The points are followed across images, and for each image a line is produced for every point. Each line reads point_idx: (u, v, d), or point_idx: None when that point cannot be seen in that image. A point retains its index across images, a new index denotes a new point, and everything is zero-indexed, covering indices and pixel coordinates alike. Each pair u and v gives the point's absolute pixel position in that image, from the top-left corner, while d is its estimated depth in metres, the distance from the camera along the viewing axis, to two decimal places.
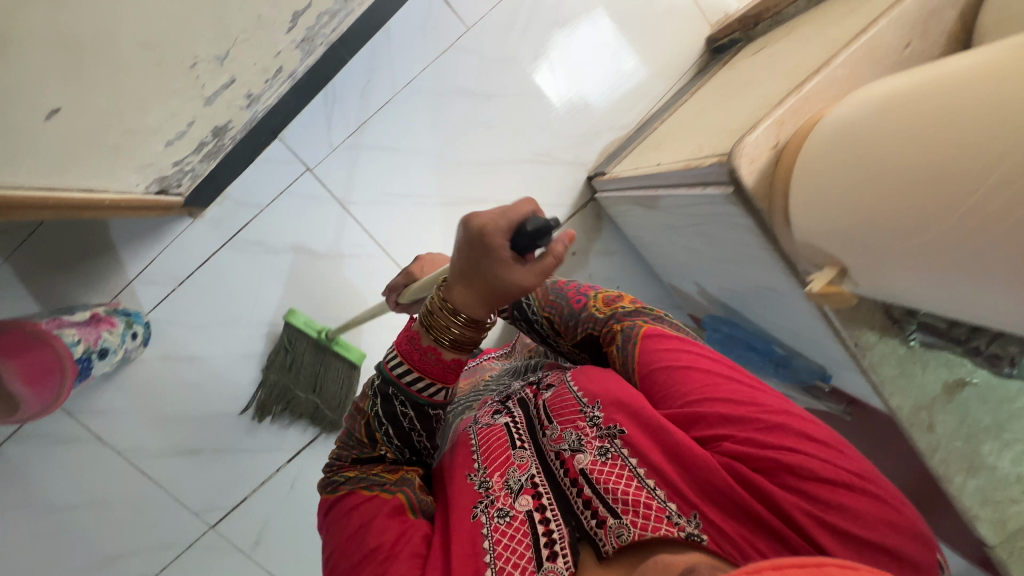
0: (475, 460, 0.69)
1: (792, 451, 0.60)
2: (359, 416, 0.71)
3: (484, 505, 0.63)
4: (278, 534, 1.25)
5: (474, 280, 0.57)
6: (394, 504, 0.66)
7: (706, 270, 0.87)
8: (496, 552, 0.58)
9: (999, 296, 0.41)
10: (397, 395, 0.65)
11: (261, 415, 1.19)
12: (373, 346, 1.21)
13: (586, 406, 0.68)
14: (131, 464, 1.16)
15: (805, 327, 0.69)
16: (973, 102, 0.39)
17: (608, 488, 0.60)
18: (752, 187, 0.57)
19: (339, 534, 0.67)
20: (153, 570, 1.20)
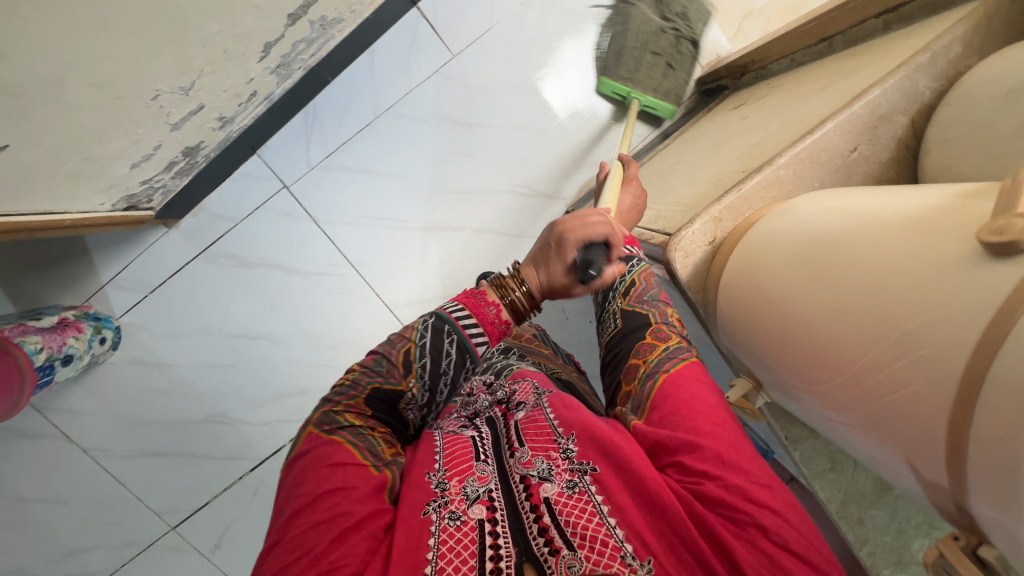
0: (437, 460, 0.64)
1: (772, 512, 0.56)
2: (401, 343, 0.72)
3: (437, 505, 0.59)
4: (237, 542, 1.26)
5: (555, 264, 0.70)
6: (380, 481, 0.63)
7: None
8: (440, 552, 0.54)
9: (883, 440, 0.42)
10: (450, 330, 0.70)
11: (226, 424, 1.20)
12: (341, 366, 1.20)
13: (560, 436, 0.65)
14: (97, 463, 1.19)
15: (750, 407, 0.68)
16: (893, 248, 0.41)
17: (569, 521, 0.56)
18: (688, 280, 0.60)
19: (313, 481, 0.61)
20: (114, 565, 1.24)
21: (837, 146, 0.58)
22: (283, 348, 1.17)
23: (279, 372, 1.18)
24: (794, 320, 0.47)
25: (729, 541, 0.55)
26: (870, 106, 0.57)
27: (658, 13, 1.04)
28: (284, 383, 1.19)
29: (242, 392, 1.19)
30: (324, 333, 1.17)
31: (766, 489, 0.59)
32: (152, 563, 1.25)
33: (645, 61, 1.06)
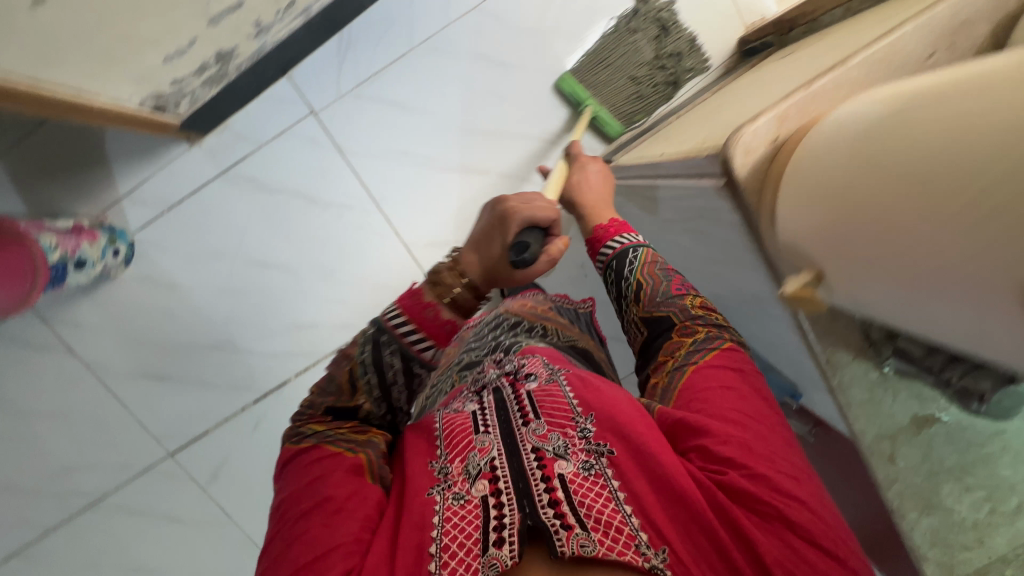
0: (438, 446, 0.65)
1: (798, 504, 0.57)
2: (344, 361, 0.69)
3: (441, 487, 0.60)
4: (235, 473, 1.26)
5: (496, 252, 0.65)
6: (355, 462, 0.65)
7: (694, 272, 0.83)
8: (444, 529, 0.55)
9: (972, 313, 0.38)
10: (390, 344, 0.64)
11: (233, 353, 1.19)
12: (353, 304, 1.18)
13: (579, 416, 0.64)
14: (100, 380, 1.18)
15: (781, 343, 0.66)
16: (984, 93, 0.35)
17: (583, 502, 0.55)
18: (745, 181, 0.51)
19: (295, 481, 0.64)
20: (111, 485, 1.24)
21: (913, 56, 0.55)
22: (295, 279, 1.16)
23: (290, 302, 1.17)
24: (810, 196, 0.47)
25: (749, 531, 0.55)
26: (950, 14, 0.54)
27: (653, 50, 1.05)
28: (295, 314, 1.18)
29: (252, 320, 1.17)
30: (339, 269, 1.16)
31: (788, 479, 0.60)
32: (149, 487, 1.25)
33: (620, 83, 1.08)
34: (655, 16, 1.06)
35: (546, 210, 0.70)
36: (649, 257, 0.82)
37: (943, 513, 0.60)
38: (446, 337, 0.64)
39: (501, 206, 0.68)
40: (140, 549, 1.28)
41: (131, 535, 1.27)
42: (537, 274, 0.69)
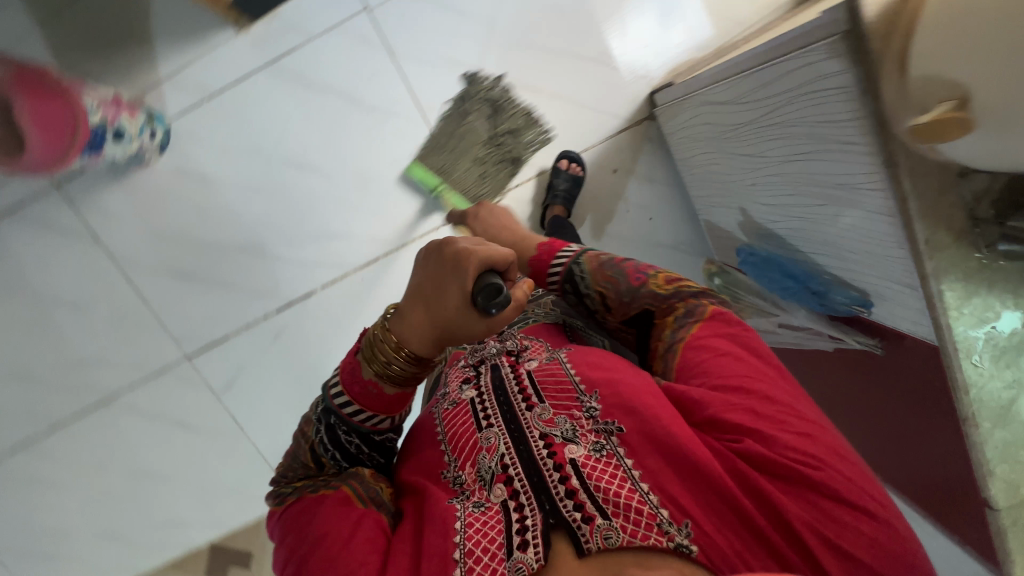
0: (446, 453, 0.63)
1: (816, 465, 0.53)
2: (303, 438, 0.66)
3: (460, 498, 0.58)
4: (250, 384, 1.23)
5: (439, 318, 0.59)
6: (340, 495, 0.60)
7: (758, 188, 0.80)
8: (467, 536, 0.53)
9: None
10: (340, 424, 0.62)
11: (260, 257, 1.16)
12: (388, 217, 1.14)
13: (583, 395, 0.62)
14: (122, 272, 1.15)
15: (856, 246, 0.63)
16: None
17: (599, 486, 0.54)
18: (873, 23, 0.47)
19: (288, 540, 0.60)
20: (124, 384, 1.22)
21: None
22: (331, 184, 1.12)
23: (324, 209, 1.14)
24: None
25: (775, 497, 0.52)
26: None
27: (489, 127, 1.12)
28: (327, 222, 1.14)
29: (282, 224, 1.14)
30: (377, 179, 1.12)
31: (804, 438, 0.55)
32: (163, 390, 1.23)
33: (463, 165, 1.11)
34: (485, 96, 1.11)
35: (505, 253, 0.60)
36: (596, 261, 0.75)
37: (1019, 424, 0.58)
38: (397, 401, 0.64)
39: (442, 256, 0.60)
40: (149, 454, 1.27)
41: (141, 438, 1.25)
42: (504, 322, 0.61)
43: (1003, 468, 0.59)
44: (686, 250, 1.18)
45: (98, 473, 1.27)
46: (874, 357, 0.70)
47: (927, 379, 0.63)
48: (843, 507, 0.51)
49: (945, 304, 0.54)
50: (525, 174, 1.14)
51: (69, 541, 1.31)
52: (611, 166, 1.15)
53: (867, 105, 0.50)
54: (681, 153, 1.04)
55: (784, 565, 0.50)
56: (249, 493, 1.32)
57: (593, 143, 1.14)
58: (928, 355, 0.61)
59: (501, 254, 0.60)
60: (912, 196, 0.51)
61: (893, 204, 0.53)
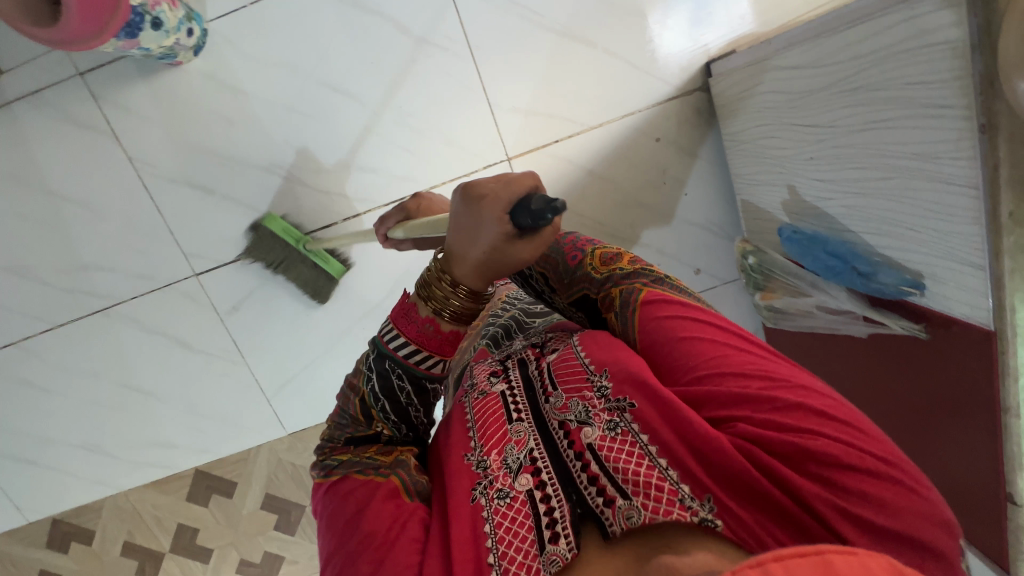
0: (471, 437, 0.61)
1: (812, 436, 0.50)
2: (353, 395, 0.64)
3: (483, 487, 0.56)
4: (256, 311, 1.21)
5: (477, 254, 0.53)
6: (389, 487, 0.59)
7: (815, 162, 0.78)
8: (498, 537, 0.53)
9: None
10: (394, 368, 0.60)
11: (283, 180, 1.12)
12: (420, 157, 1.11)
13: (593, 374, 0.59)
14: (139, 178, 1.12)
15: (919, 222, 0.62)
16: None
17: (617, 467, 0.53)
18: None
19: (333, 528, 0.59)
20: (126, 294, 1.18)
21: None
22: (367, 114, 1.09)
23: (356, 139, 1.10)
24: None
25: (796, 479, 0.49)
26: None
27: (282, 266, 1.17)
28: (358, 153, 1.11)
29: (310, 148, 1.10)
30: (414, 114, 1.09)
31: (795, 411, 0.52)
32: (166, 305, 1.20)
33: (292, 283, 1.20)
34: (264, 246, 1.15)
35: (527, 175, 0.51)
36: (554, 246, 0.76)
37: None
38: (450, 343, 0.60)
39: (462, 196, 0.52)
40: (144, 369, 1.24)
41: (139, 352, 1.22)
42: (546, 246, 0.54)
43: None
44: (714, 230, 1.18)
45: (89, 382, 1.24)
46: (919, 344, 0.68)
47: (972, 372, 0.61)
48: (867, 479, 0.48)
49: (1015, 283, 0.53)
50: (564, 131, 1.11)
51: (52, 447, 1.28)
52: (655, 134, 1.12)
53: (978, 60, 0.49)
54: (731, 127, 1.02)
55: (808, 537, 0.48)
56: (241, 424, 1.30)
57: (640, 108, 1.11)
58: (976, 344, 0.59)
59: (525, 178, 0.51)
60: (1004, 163, 0.49)
61: (982, 173, 0.51)
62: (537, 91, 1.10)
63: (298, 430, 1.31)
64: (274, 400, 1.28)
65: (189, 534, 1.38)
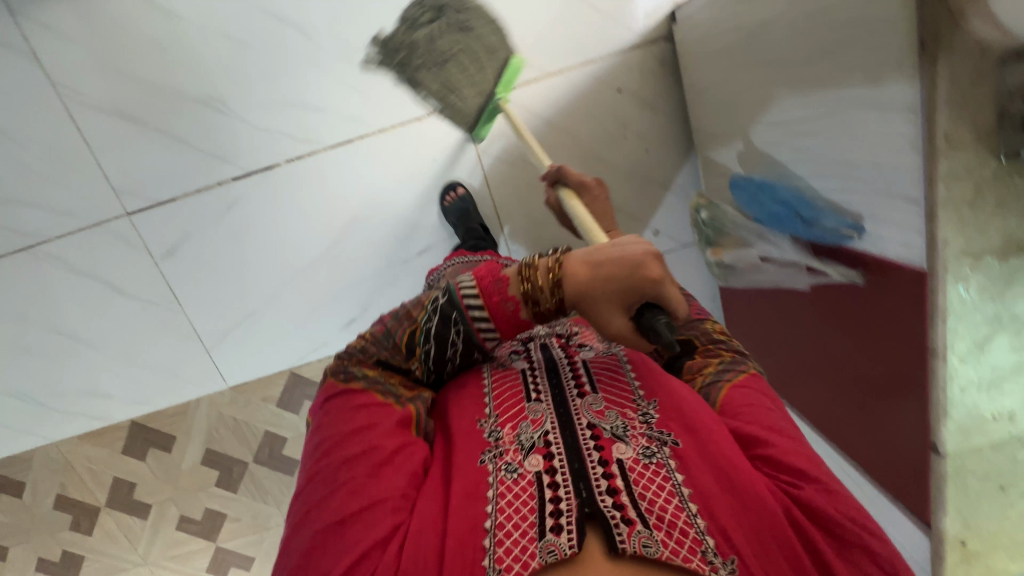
0: (487, 406, 0.65)
1: (877, 536, 0.52)
2: (407, 323, 0.67)
3: (492, 455, 0.59)
4: (194, 256, 1.14)
5: (591, 295, 0.59)
6: (404, 415, 0.65)
7: (768, 104, 0.75)
8: (499, 506, 0.54)
9: None
10: (459, 325, 0.62)
11: (223, 115, 1.06)
12: (369, 97, 1.06)
13: (641, 400, 0.64)
14: (62, 104, 1.03)
15: (862, 158, 0.59)
16: None
17: (644, 494, 0.53)
18: None
19: (338, 423, 0.63)
20: (51, 232, 1.11)
21: None
22: (313, 48, 1.04)
23: (301, 76, 1.05)
24: None
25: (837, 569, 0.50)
26: None
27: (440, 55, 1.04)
28: (303, 90, 1.05)
29: (254, 81, 1.04)
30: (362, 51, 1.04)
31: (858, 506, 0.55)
32: (97, 245, 1.12)
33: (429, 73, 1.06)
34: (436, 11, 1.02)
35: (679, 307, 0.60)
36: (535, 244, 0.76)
37: (991, 364, 0.55)
38: (516, 329, 0.62)
39: (636, 262, 0.58)
40: (74, 313, 1.17)
41: (68, 295, 1.15)
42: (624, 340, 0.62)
43: (963, 409, 0.57)
44: (675, 190, 1.14)
45: (14, 325, 1.17)
46: (855, 290, 0.66)
47: (905, 317, 0.59)
48: None
49: (948, 214, 0.50)
50: (523, 76, 1.07)
51: None
52: (615, 84, 1.08)
53: None
54: (694, 77, 0.98)
55: None
56: (179, 375, 1.24)
57: (603, 55, 1.06)
58: (910, 285, 0.57)
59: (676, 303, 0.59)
60: (942, 77, 0.46)
61: (921, 94, 0.48)
62: (494, 31, 1.05)
63: (240, 384, 1.27)
64: (214, 351, 1.23)
65: (125, 489, 1.33)
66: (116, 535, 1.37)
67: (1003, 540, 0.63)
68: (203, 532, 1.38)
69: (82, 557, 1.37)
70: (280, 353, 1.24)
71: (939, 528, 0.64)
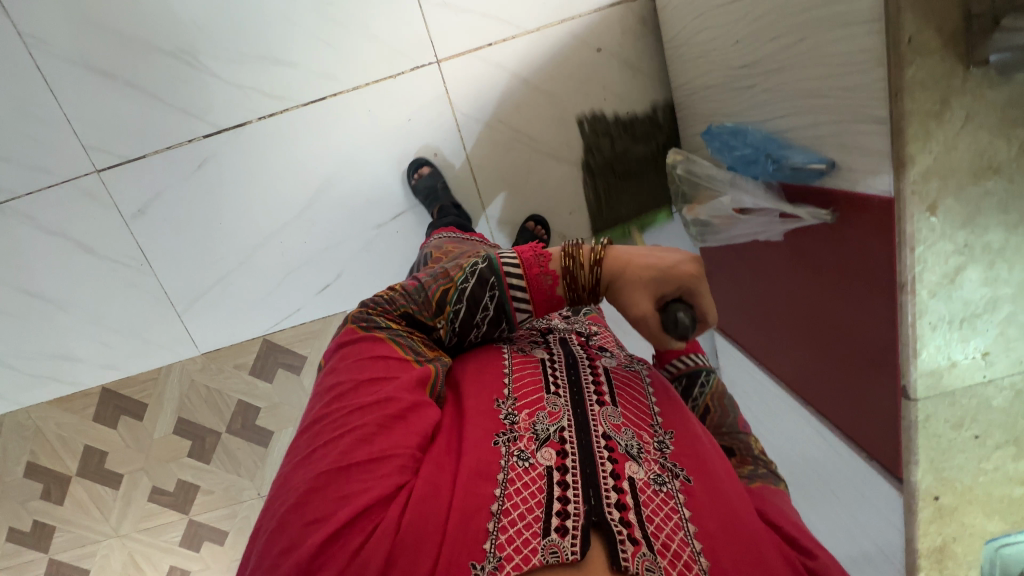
0: (506, 387, 0.60)
1: None
2: (443, 280, 0.65)
3: (506, 438, 0.54)
4: (166, 216, 1.13)
5: (631, 279, 0.60)
6: (422, 374, 0.60)
7: (742, 45, 0.72)
8: (507, 492, 0.50)
9: None
10: (495, 287, 0.62)
11: (193, 69, 1.04)
12: (341, 52, 1.04)
13: (657, 427, 0.60)
14: (29, 55, 1.02)
15: (830, 84, 0.56)
16: None
17: (650, 517, 0.50)
18: None
19: (354, 369, 0.59)
20: (19, 188, 1.09)
21: None
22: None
23: (272, 29, 1.03)
24: None
25: None
26: None
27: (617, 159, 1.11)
28: (275, 45, 1.03)
29: (224, 33, 1.02)
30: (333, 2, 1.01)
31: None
32: (66, 203, 1.11)
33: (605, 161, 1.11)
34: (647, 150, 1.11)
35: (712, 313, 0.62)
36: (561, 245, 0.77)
37: (962, 299, 0.52)
38: (546, 309, 0.63)
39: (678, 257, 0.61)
40: (43, 273, 1.15)
41: (37, 254, 1.14)
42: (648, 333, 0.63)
43: (933, 348, 0.54)
44: (656, 155, 1.12)
45: None
46: (827, 231, 0.63)
47: (871, 250, 0.57)
48: None
49: (915, 129, 0.47)
50: (499, 33, 1.04)
51: None
52: (595, 43, 1.05)
53: None
54: (672, 32, 0.95)
55: None
56: (151, 340, 1.22)
57: (582, 12, 1.04)
58: (881, 214, 0.53)
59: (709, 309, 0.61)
60: None
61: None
62: None
63: (212, 350, 1.24)
64: (187, 316, 1.21)
65: (97, 458, 1.31)
66: (88, 505, 1.35)
67: (975, 494, 0.60)
68: (175, 504, 1.36)
69: (53, 528, 1.36)
70: (254, 318, 1.22)
71: (910, 482, 0.61)
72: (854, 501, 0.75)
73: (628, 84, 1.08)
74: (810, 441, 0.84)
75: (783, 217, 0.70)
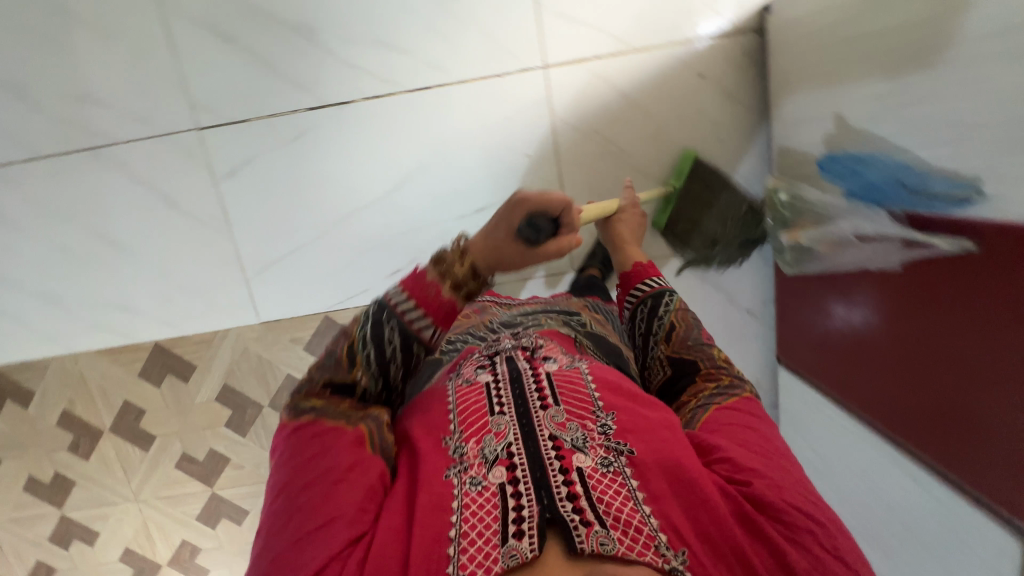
0: (452, 422, 0.63)
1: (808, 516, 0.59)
2: (345, 337, 0.67)
3: (458, 469, 0.58)
4: (254, 180, 1.14)
5: (493, 243, 0.65)
6: (357, 435, 0.63)
7: (873, 79, 0.74)
8: (463, 517, 0.53)
9: None
10: (391, 319, 0.64)
11: (311, 44, 1.07)
12: (456, 47, 1.08)
13: (599, 410, 0.63)
14: (159, 11, 1.06)
15: (989, 117, 0.57)
16: None
17: (601, 497, 0.54)
18: None
19: (298, 451, 0.62)
20: (120, 135, 1.12)
21: None
22: None
23: (394, 16, 1.06)
24: None
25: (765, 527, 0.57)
26: None
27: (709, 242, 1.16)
28: (393, 30, 1.07)
29: (348, 13, 1.06)
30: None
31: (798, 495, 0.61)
32: (161, 156, 1.13)
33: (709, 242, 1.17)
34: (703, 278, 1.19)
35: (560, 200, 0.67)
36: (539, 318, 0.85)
37: None
38: (447, 316, 0.65)
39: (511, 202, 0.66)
40: (122, 221, 1.16)
41: (120, 201, 1.15)
42: (545, 258, 0.68)
43: None
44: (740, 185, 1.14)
45: (58, 224, 1.16)
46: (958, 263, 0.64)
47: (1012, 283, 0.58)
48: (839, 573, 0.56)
49: None
50: (607, 47, 1.08)
51: (7, 290, 1.20)
52: (697, 69, 1.09)
53: None
54: (781, 67, 0.98)
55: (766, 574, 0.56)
56: (215, 301, 1.22)
57: (692, 39, 1.07)
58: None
59: (556, 198, 0.67)
60: None
61: None
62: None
63: (272, 321, 1.24)
64: (254, 282, 1.21)
65: (133, 415, 1.29)
66: (113, 463, 1.31)
67: None
68: (202, 475, 1.33)
69: (73, 483, 1.32)
70: (318, 294, 1.22)
71: None
72: (951, 548, 0.73)
73: (722, 113, 1.11)
74: (896, 484, 0.82)
75: (908, 245, 0.71)
